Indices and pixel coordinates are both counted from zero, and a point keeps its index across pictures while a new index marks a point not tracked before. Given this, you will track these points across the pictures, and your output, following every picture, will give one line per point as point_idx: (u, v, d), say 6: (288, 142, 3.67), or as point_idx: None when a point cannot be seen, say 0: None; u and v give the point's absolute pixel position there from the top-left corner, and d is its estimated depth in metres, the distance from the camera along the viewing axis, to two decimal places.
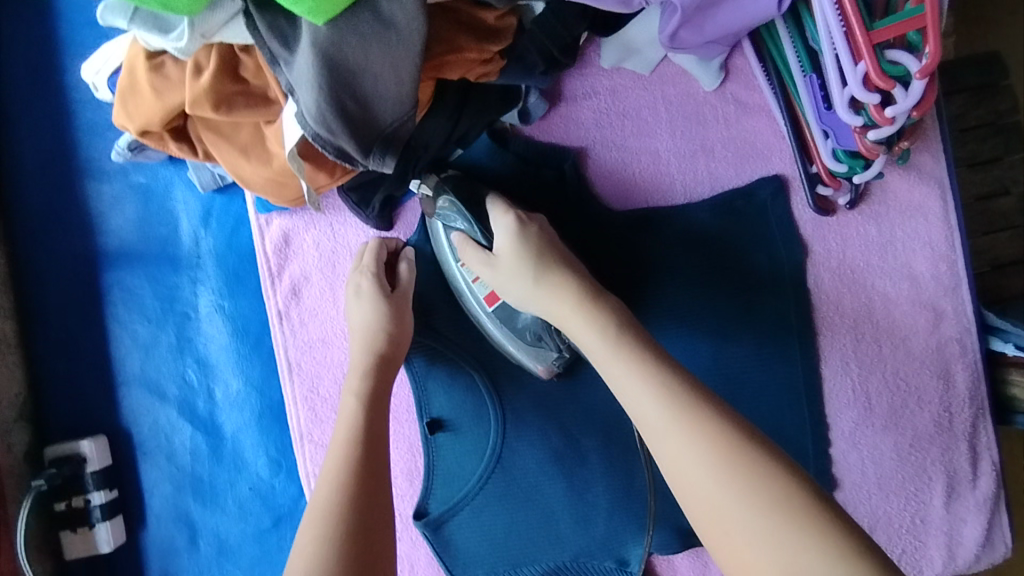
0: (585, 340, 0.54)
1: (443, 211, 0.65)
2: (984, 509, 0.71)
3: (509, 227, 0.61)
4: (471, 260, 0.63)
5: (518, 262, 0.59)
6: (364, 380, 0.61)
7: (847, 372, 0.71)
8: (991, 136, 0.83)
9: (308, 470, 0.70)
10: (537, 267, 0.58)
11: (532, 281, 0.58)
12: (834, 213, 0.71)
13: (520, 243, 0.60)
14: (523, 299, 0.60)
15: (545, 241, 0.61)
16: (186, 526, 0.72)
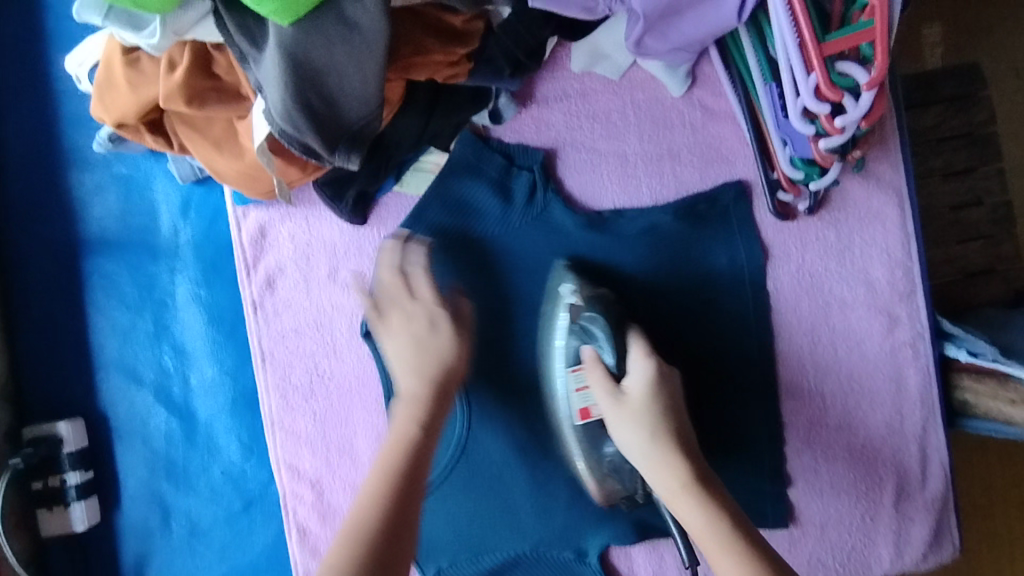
0: (693, 512, 0.55)
1: (586, 323, 0.66)
2: (932, 510, 0.73)
3: (648, 371, 0.62)
4: (594, 380, 0.63)
5: (645, 417, 0.60)
6: (417, 413, 0.60)
7: (803, 373, 0.74)
8: (958, 147, 0.85)
9: (279, 455, 0.73)
10: (659, 429, 0.59)
11: (650, 439, 0.59)
12: (794, 219, 0.73)
13: (655, 392, 0.61)
14: (629, 450, 0.60)
15: (673, 404, 0.61)
16: (159, 507, 0.74)
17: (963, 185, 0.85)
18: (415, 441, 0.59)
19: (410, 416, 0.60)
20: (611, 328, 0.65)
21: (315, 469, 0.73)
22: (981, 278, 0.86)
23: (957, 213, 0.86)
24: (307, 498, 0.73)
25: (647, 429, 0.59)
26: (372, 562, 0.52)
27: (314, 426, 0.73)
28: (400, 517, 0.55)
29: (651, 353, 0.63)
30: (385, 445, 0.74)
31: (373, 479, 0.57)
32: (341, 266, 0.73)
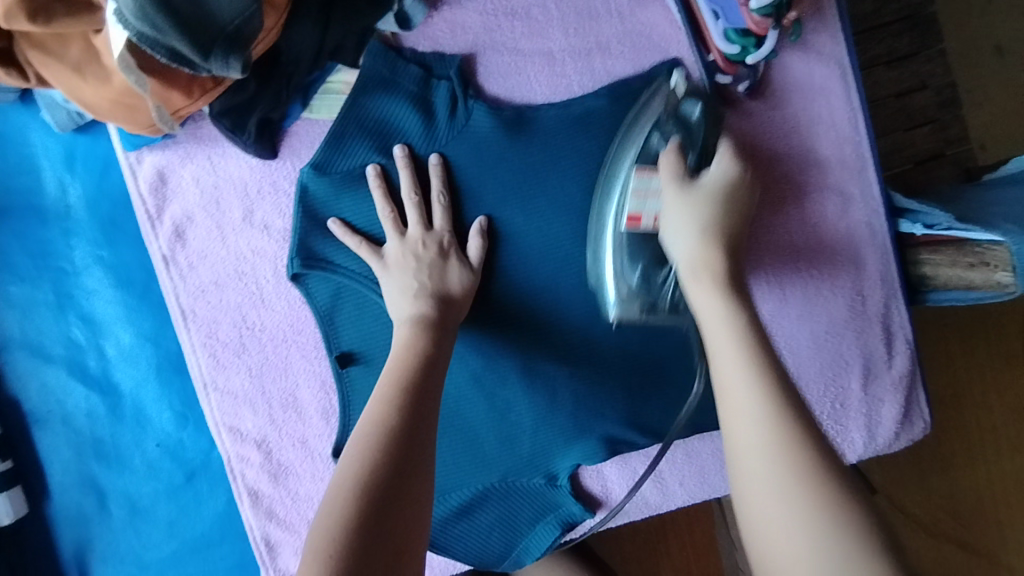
0: (715, 307, 0.50)
1: (682, 109, 0.63)
2: (900, 387, 0.72)
3: (726, 174, 0.58)
4: (667, 164, 0.58)
5: (704, 205, 0.56)
6: (422, 321, 0.59)
7: (762, 265, 0.70)
8: (897, 32, 0.83)
9: (217, 418, 0.68)
10: (717, 218, 0.55)
11: (701, 229, 0.54)
12: (737, 102, 0.69)
13: (728, 186, 0.58)
14: (683, 247, 0.54)
15: (737, 198, 0.57)
16: (93, 490, 0.68)
17: (906, 71, 0.84)
18: (419, 340, 0.57)
19: (409, 323, 0.59)
20: (709, 119, 0.63)
21: (258, 428, 0.68)
22: (931, 163, 0.86)
23: (902, 99, 0.84)
24: (254, 459, 0.68)
25: (702, 222, 0.55)
26: (375, 500, 0.44)
27: (251, 382, 0.68)
28: (417, 429, 0.49)
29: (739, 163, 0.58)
30: (332, 393, 0.69)
31: (377, 399, 0.52)
32: (256, 207, 0.67)
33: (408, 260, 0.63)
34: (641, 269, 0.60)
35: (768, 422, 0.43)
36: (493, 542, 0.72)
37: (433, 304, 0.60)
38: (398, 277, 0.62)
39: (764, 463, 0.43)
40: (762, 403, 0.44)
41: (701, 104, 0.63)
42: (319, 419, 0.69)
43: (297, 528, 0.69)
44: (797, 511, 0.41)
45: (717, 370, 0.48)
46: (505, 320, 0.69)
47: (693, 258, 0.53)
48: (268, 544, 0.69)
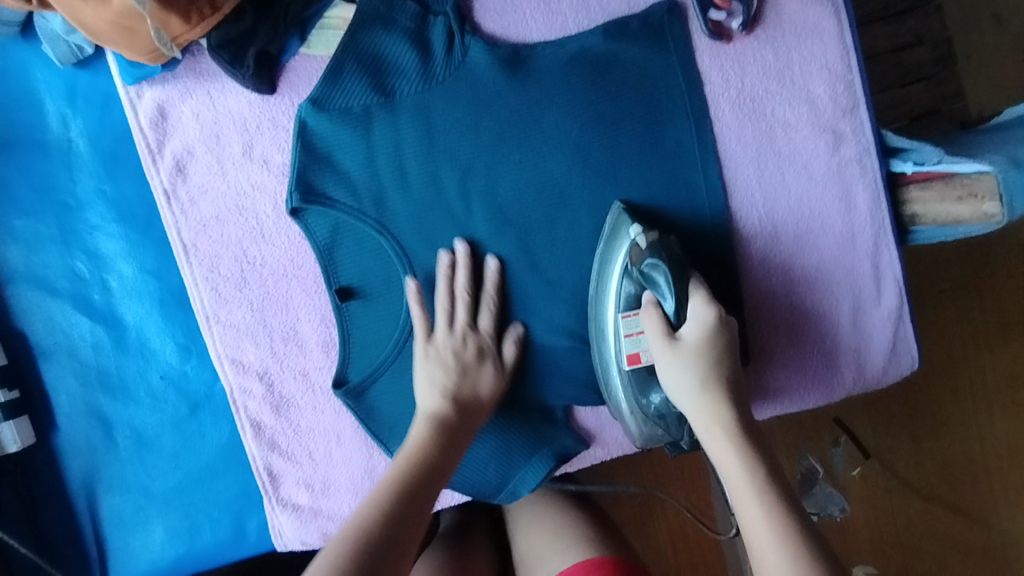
0: (723, 450, 0.56)
1: (648, 274, 0.62)
2: (889, 323, 0.73)
3: (705, 325, 0.60)
4: (652, 330, 0.62)
5: (698, 361, 0.59)
6: (435, 436, 0.64)
7: (753, 202, 0.72)
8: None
9: (220, 351, 0.69)
10: (716, 370, 0.59)
11: (701, 386, 0.59)
12: (730, 40, 0.70)
13: (714, 342, 0.60)
14: (685, 400, 0.59)
15: (730, 344, 0.60)
16: (100, 421, 0.70)
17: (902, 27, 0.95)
18: (429, 452, 0.62)
19: (420, 433, 0.64)
20: (674, 276, 0.61)
21: (260, 361, 0.70)
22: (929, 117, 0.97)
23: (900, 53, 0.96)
24: (256, 391, 0.70)
25: (702, 375, 0.59)
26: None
27: (252, 316, 0.69)
28: (402, 536, 0.55)
29: (716, 304, 0.60)
30: (331, 327, 0.70)
31: (369, 501, 0.57)
32: (255, 143, 0.68)
33: (445, 355, 0.67)
34: (656, 401, 0.65)
35: (781, 544, 0.49)
36: (490, 475, 0.74)
37: (454, 410, 0.66)
38: (431, 368, 0.67)
39: (776, 572, 0.49)
40: (768, 519, 0.51)
41: (665, 265, 0.62)
42: (319, 352, 0.70)
43: (299, 458, 0.71)
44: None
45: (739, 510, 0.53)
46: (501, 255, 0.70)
47: (692, 388, 0.59)
48: (271, 474, 0.71)
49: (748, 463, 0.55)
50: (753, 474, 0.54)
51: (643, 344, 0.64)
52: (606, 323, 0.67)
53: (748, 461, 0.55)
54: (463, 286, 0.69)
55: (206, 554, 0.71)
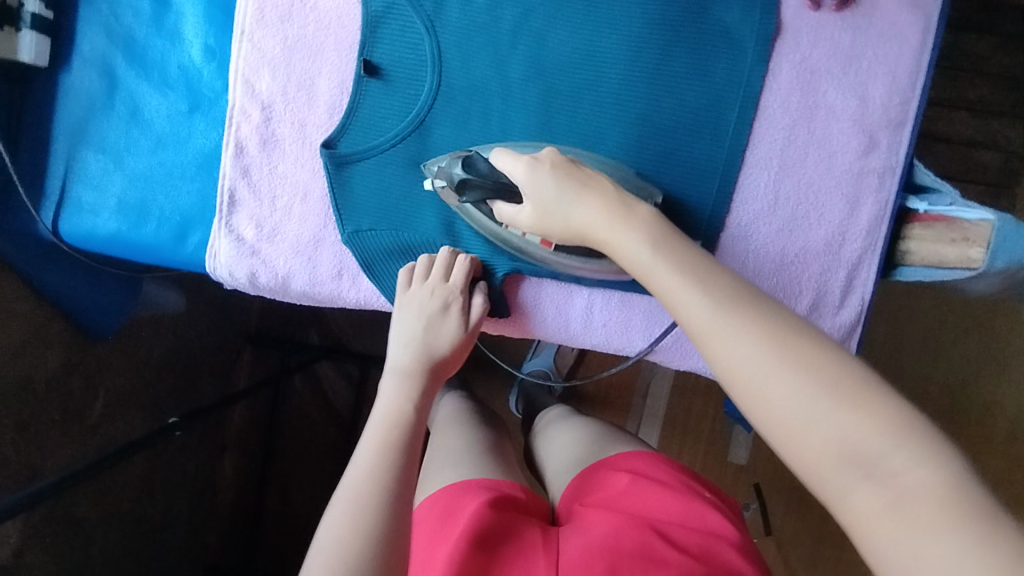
0: (743, 353, 0.44)
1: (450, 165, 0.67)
2: (838, 334, 0.75)
3: (511, 162, 0.63)
4: (543, 231, 0.66)
5: (556, 187, 0.61)
6: (416, 387, 0.66)
7: (768, 165, 0.73)
8: (1001, 88, 1.07)
9: (239, 67, 0.72)
10: (579, 192, 0.59)
11: (567, 218, 0.60)
12: (818, 7, 0.71)
13: (561, 172, 0.61)
14: (530, 223, 0.64)
15: (566, 170, 0.62)
16: (107, 78, 0.73)
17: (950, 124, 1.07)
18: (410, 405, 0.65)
19: (399, 387, 0.66)
20: (466, 164, 0.65)
21: (270, 93, 0.73)
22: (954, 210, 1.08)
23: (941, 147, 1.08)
24: (254, 118, 0.73)
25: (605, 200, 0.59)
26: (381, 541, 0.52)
27: (282, 50, 0.72)
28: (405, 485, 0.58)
29: (519, 154, 0.63)
30: (344, 94, 0.73)
31: (372, 446, 0.60)
32: None
33: (428, 306, 0.70)
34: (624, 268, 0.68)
35: (758, 331, 0.44)
36: None
37: (426, 364, 0.69)
38: (415, 319, 0.70)
39: (782, 379, 0.42)
40: (715, 309, 0.46)
41: (461, 158, 0.66)
42: (323, 112, 0.73)
43: (262, 197, 0.74)
44: (800, 386, 0.42)
45: (675, 305, 0.49)
46: (522, 103, 0.72)
47: (644, 257, 0.53)
48: (232, 197, 0.74)
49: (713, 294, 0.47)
50: (738, 295, 0.46)
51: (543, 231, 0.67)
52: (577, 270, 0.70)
53: (702, 284, 0.48)
54: (439, 268, 0.71)
55: (144, 242, 0.74)
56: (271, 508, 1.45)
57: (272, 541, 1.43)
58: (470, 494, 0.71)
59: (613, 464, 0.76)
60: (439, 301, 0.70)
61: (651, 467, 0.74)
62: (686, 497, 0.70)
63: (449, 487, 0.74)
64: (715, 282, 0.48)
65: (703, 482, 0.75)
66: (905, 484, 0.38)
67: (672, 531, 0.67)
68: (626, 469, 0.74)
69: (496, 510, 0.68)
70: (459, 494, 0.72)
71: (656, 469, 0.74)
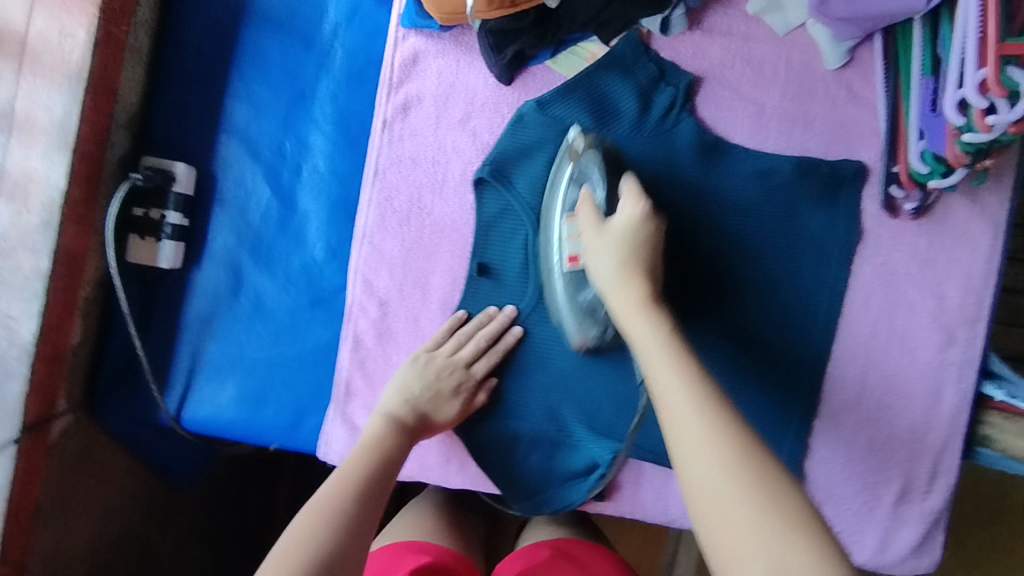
0: (725, 481, 0.46)
1: (582, 164, 0.70)
2: (926, 518, 0.77)
3: (636, 213, 0.63)
4: (583, 220, 0.66)
5: (622, 242, 0.62)
6: (394, 433, 0.67)
7: (853, 358, 0.77)
8: None
9: (359, 266, 0.77)
10: (638, 252, 0.62)
11: (620, 267, 0.61)
12: (896, 216, 0.77)
13: (636, 231, 0.63)
14: (602, 273, 0.62)
15: (656, 238, 0.63)
16: (233, 274, 0.78)
17: None
18: (389, 442, 0.66)
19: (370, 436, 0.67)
20: (607, 173, 0.69)
21: (387, 290, 0.77)
22: None
23: None
24: (371, 313, 0.77)
25: (622, 256, 0.62)
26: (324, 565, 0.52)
27: (400, 252, 0.77)
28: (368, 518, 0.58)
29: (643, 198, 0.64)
30: (456, 290, 0.78)
31: (347, 474, 0.61)
32: (473, 116, 0.77)
33: (444, 372, 0.72)
34: (589, 295, 0.71)
35: (725, 464, 0.47)
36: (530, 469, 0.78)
37: (410, 417, 0.70)
38: (413, 375, 0.72)
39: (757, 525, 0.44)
40: (690, 406, 0.50)
41: (598, 154, 0.70)
42: (437, 307, 0.78)
43: (375, 387, 0.77)
44: (773, 529, 0.43)
45: (692, 457, 0.48)
46: None
47: (641, 330, 0.57)
48: (347, 387, 0.77)
49: (698, 394, 0.50)
50: (733, 425, 0.49)
51: (581, 247, 0.69)
52: (562, 310, 0.73)
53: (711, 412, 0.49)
54: (477, 324, 0.75)
55: (262, 431, 0.78)
56: None
57: None
58: (411, 558, 0.72)
59: (553, 547, 0.77)
60: (455, 373, 0.73)
61: (589, 559, 0.75)
62: None
63: (387, 550, 0.75)
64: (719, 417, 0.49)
65: None
66: None
67: None
68: (561, 552, 0.76)
69: None
70: (402, 555, 0.73)
71: (591, 559, 0.75)
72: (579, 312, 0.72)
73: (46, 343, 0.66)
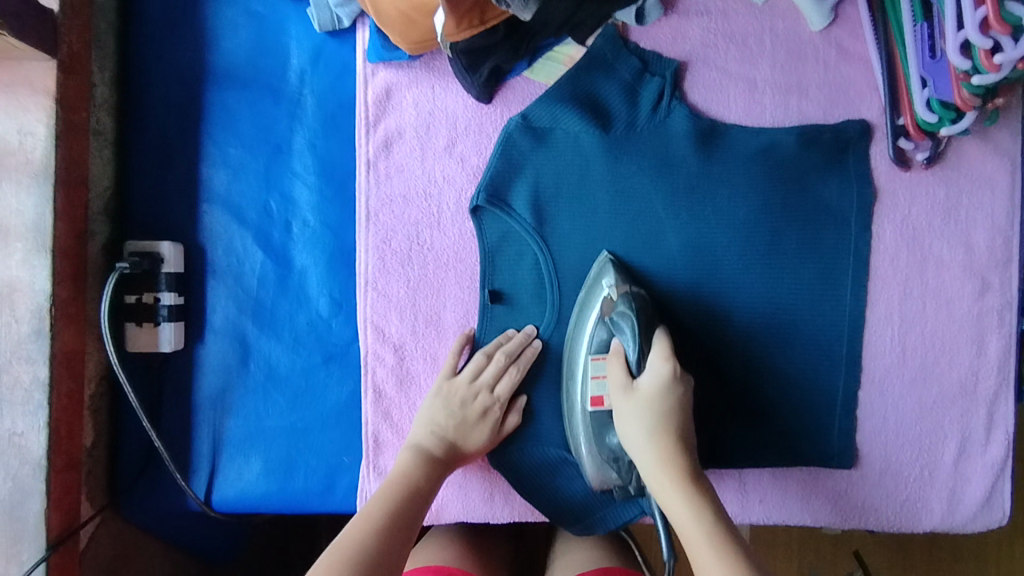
0: (710, 560, 0.55)
1: (615, 318, 0.67)
2: (990, 471, 0.75)
3: (663, 375, 0.63)
4: (614, 381, 0.66)
5: (649, 411, 0.63)
6: (424, 462, 0.67)
7: (889, 321, 0.75)
8: None
9: (367, 315, 0.74)
10: (663, 424, 0.63)
11: (650, 433, 0.63)
12: (908, 169, 0.74)
13: (665, 395, 0.63)
14: (637, 453, 0.63)
15: (680, 410, 0.64)
16: (240, 345, 0.75)
17: None
18: (418, 471, 0.66)
19: (406, 460, 0.67)
20: (640, 327, 0.66)
21: (401, 335, 0.74)
22: None
23: None
24: (388, 361, 0.74)
25: (649, 430, 0.63)
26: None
27: (406, 293, 0.74)
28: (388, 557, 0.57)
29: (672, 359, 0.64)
30: (471, 321, 0.75)
31: (374, 510, 0.61)
32: (458, 141, 0.75)
33: (462, 395, 0.70)
34: (616, 439, 0.69)
35: (729, 563, 0.54)
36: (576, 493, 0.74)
37: (439, 446, 0.69)
38: (435, 405, 0.70)
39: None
40: (697, 524, 0.57)
41: (632, 304, 0.67)
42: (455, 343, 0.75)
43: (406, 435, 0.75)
44: None
45: (693, 551, 0.56)
46: None
47: (649, 458, 0.63)
48: (376, 440, 0.74)
49: (711, 537, 0.56)
50: (720, 544, 0.55)
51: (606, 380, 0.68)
52: (577, 358, 0.71)
53: (704, 521, 0.57)
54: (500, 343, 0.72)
55: (296, 498, 0.75)
56: None
57: None
58: None
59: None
60: (479, 397, 0.70)
61: None
62: None
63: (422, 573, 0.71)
64: (706, 517, 0.58)
65: None
66: None
67: None
68: None
69: None
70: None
71: None
72: (586, 377, 0.69)
73: (60, 455, 0.62)
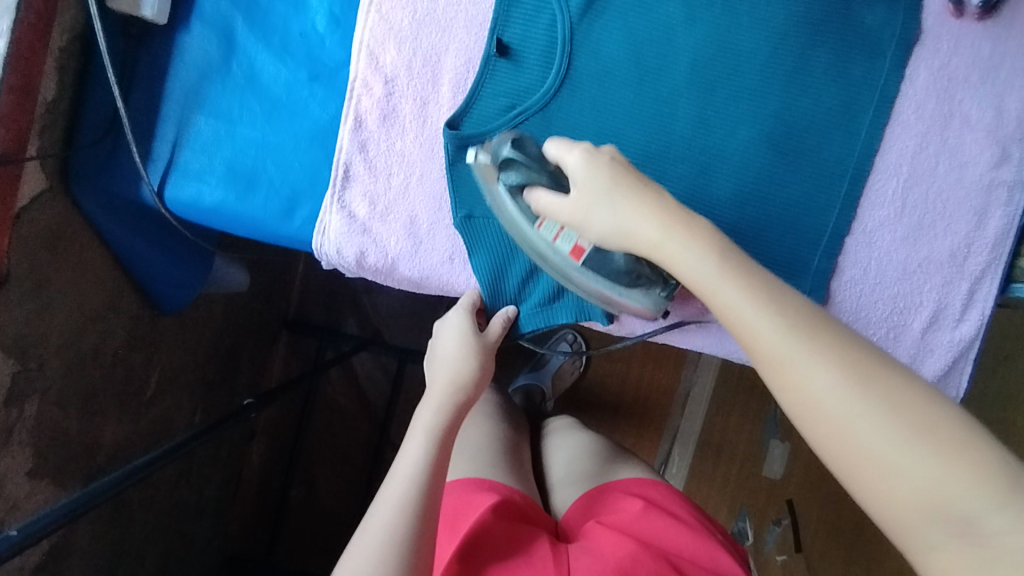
0: (804, 361, 0.45)
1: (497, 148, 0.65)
2: (954, 348, 0.72)
3: (580, 155, 0.59)
4: (552, 203, 0.61)
5: (605, 182, 0.57)
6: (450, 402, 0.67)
7: (896, 172, 0.71)
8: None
9: (364, 37, 0.70)
10: (627, 185, 0.56)
11: (618, 207, 0.56)
12: (960, 15, 0.69)
13: (593, 167, 0.58)
14: (617, 225, 0.57)
15: (620, 164, 0.58)
16: (224, 38, 0.72)
17: None
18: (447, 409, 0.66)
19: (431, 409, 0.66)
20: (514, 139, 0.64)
21: (394, 68, 0.71)
22: None
23: None
24: (375, 92, 0.71)
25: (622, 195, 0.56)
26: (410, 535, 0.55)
27: (410, 24, 0.70)
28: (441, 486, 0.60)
29: (575, 142, 0.60)
30: (470, 72, 0.71)
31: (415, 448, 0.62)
32: None
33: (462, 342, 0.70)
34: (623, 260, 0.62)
35: (898, 433, 0.41)
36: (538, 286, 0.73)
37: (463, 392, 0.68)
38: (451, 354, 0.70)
39: (861, 414, 0.42)
40: (786, 341, 0.46)
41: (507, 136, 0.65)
42: (448, 91, 0.71)
43: (377, 174, 0.71)
44: (882, 425, 0.42)
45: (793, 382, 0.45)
46: (650, 92, 0.70)
47: (695, 264, 0.51)
48: (346, 172, 0.71)
49: (822, 349, 0.45)
50: (834, 356, 0.44)
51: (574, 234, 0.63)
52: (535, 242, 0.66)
53: (788, 319, 0.46)
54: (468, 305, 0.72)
55: (249, 213, 0.71)
56: (297, 498, 1.41)
57: (296, 528, 1.40)
58: (487, 498, 0.71)
59: (637, 491, 0.77)
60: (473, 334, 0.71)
61: (669, 502, 0.76)
62: (701, 536, 0.71)
63: (463, 482, 0.75)
64: (801, 322, 0.46)
65: (713, 523, 0.77)
66: (957, 476, 0.40)
67: (684, 565, 0.68)
68: (644, 498, 0.76)
69: (510, 522, 0.69)
70: (472, 494, 0.72)
71: (671, 503, 0.76)
72: (551, 247, 0.65)
73: (15, 71, 0.64)
